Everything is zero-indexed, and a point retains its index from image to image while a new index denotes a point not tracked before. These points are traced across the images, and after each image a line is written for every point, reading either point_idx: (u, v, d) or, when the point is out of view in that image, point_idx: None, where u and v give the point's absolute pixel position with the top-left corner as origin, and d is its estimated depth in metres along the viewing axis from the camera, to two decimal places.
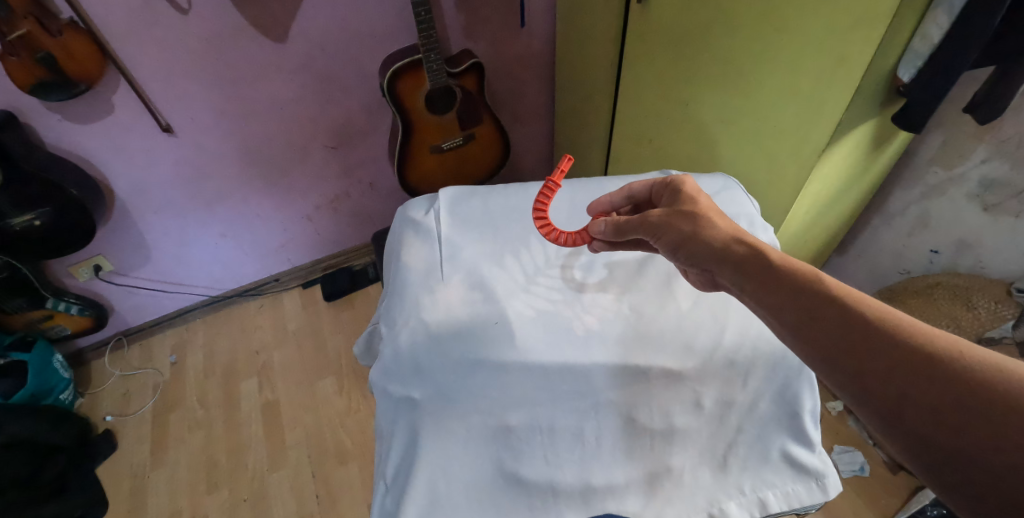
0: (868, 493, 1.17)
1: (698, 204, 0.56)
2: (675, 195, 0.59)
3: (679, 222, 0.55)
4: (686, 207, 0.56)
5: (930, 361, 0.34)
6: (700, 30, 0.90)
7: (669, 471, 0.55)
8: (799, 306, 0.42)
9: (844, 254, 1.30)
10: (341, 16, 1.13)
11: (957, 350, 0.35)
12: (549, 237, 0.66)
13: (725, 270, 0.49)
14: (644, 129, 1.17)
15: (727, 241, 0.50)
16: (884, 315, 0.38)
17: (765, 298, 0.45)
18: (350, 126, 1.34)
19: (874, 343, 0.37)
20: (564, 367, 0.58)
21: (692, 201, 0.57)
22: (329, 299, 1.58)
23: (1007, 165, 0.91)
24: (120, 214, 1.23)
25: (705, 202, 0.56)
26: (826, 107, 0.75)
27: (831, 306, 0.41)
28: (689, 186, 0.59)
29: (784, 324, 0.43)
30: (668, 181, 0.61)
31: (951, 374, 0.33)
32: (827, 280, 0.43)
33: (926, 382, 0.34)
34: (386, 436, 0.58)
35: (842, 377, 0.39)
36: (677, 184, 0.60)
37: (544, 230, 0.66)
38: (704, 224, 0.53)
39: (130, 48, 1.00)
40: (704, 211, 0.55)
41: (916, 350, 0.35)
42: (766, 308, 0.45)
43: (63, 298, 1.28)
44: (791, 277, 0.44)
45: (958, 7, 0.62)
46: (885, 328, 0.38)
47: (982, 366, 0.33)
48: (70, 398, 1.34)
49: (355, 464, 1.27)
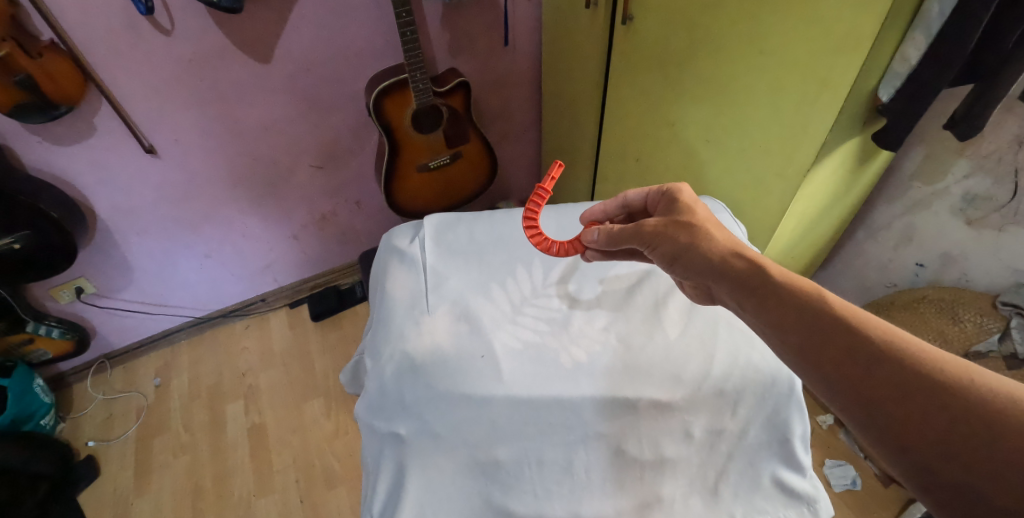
0: (861, 507, 1.17)
1: (696, 215, 0.55)
2: (671, 204, 0.58)
3: (676, 234, 0.54)
4: (683, 218, 0.55)
5: (939, 390, 0.34)
6: (685, 51, 0.91)
7: (661, 502, 0.54)
8: (800, 330, 0.42)
9: (830, 269, 1.31)
10: (327, 37, 1.13)
11: (967, 379, 0.34)
12: (539, 247, 0.66)
13: (723, 285, 0.49)
14: (630, 148, 1.17)
15: (726, 256, 0.50)
16: (890, 339, 0.38)
17: (766, 318, 0.45)
18: (337, 145, 1.33)
19: (879, 369, 0.37)
20: (553, 400, 0.57)
21: (688, 212, 0.56)
22: (317, 319, 1.57)
23: (989, 180, 0.93)
24: (102, 236, 1.21)
25: (702, 213, 0.56)
26: (810, 128, 0.75)
27: (834, 328, 0.40)
28: (686, 195, 0.58)
29: (784, 346, 0.43)
30: (662, 190, 0.61)
31: (961, 406, 0.33)
32: (829, 298, 0.43)
33: (934, 413, 0.33)
34: (373, 471, 0.57)
35: (843, 403, 0.38)
36: (673, 194, 0.59)
37: (536, 239, 0.65)
38: (701, 238, 0.52)
39: (112, 70, 0.98)
40: (701, 224, 0.54)
41: (923, 377, 0.35)
42: (766, 327, 0.45)
43: (44, 322, 1.25)
44: (790, 297, 0.44)
45: (935, 30, 0.63)
46: (891, 354, 0.37)
47: (994, 395, 0.32)
48: (50, 423, 1.31)
49: (344, 487, 1.25)
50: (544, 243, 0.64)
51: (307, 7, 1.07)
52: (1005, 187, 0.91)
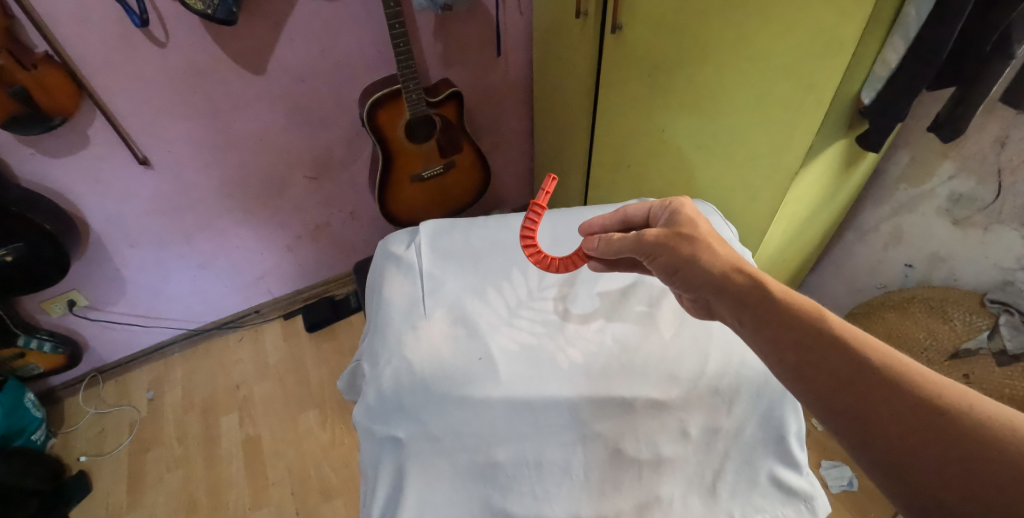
0: (857, 507, 1.17)
1: (698, 228, 0.55)
2: (673, 217, 0.57)
3: (678, 245, 0.54)
4: (686, 230, 0.55)
5: (938, 415, 0.35)
6: (673, 59, 0.93)
7: (659, 501, 0.53)
8: (799, 347, 0.42)
9: (821, 271, 1.33)
10: (319, 48, 1.14)
11: (967, 404, 0.35)
12: (536, 263, 0.66)
13: (724, 300, 0.49)
14: (621, 155, 1.19)
15: (727, 271, 0.50)
16: (889, 361, 0.39)
17: (765, 331, 0.45)
18: (330, 156, 1.34)
19: (878, 392, 0.37)
20: (550, 402, 0.57)
21: (691, 225, 0.55)
22: (311, 329, 1.56)
23: (973, 180, 0.95)
24: (95, 248, 1.20)
25: (704, 227, 0.55)
26: (797, 132, 0.77)
27: (834, 348, 0.41)
28: (688, 209, 0.58)
29: (781, 362, 0.43)
30: (666, 203, 0.60)
31: (961, 432, 0.34)
32: (831, 318, 0.43)
33: (934, 439, 0.34)
34: (371, 476, 0.57)
35: (837, 422, 0.39)
36: (676, 207, 0.58)
37: (533, 257, 0.64)
38: (703, 251, 0.52)
39: (107, 82, 0.99)
40: (704, 237, 0.54)
41: (923, 402, 0.36)
42: (762, 344, 0.45)
43: (36, 335, 1.24)
44: (792, 313, 0.44)
45: (912, 34, 0.65)
46: (891, 376, 0.38)
47: (993, 423, 0.33)
48: (41, 439, 1.29)
49: (340, 499, 1.24)
50: (542, 261, 0.64)
51: (300, 18, 1.08)
52: (989, 187, 0.93)
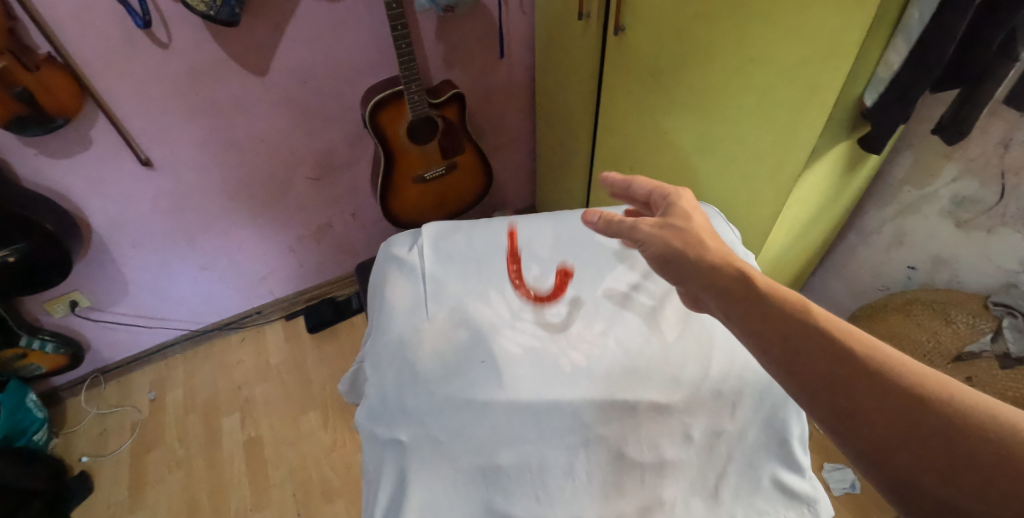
0: (859, 510, 1.17)
1: (692, 221, 0.54)
2: (670, 209, 0.57)
3: (670, 237, 0.53)
4: (678, 222, 0.55)
5: (920, 404, 0.35)
6: (676, 61, 0.92)
7: (662, 504, 0.53)
8: (784, 338, 0.42)
9: (823, 273, 1.33)
10: (322, 50, 1.14)
11: (949, 396, 0.34)
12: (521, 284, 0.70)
13: (710, 294, 0.49)
14: (623, 156, 1.19)
15: (716, 263, 0.50)
16: (872, 351, 0.38)
17: (750, 324, 0.44)
18: (333, 157, 1.34)
19: (860, 383, 0.37)
20: (553, 405, 0.57)
21: (685, 218, 0.55)
22: (313, 330, 1.57)
23: (977, 182, 0.94)
24: (97, 248, 1.20)
25: (698, 220, 0.55)
26: (800, 134, 0.77)
27: (818, 340, 0.40)
28: (685, 202, 0.57)
29: (765, 354, 0.43)
30: (664, 194, 0.59)
31: (942, 419, 0.33)
32: (815, 310, 0.43)
33: (917, 427, 0.34)
34: (373, 479, 0.57)
35: (822, 412, 0.38)
36: (673, 199, 0.58)
37: None
38: (694, 243, 0.52)
39: (110, 84, 0.99)
40: (696, 230, 0.53)
41: (906, 391, 0.35)
42: (747, 335, 0.44)
43: (37, 335, 1.24)
44: (777, 306, 0.44)
45: (915, 36, 0.65)
46: (875, 366, 0.37)
47: (974, 410, 0.33)
48: (43, 439, 1.29)
49: (342, 500, 1.24)
50: None
51: (303, 20, 1.08)
52: (992, 189, 0.93)
